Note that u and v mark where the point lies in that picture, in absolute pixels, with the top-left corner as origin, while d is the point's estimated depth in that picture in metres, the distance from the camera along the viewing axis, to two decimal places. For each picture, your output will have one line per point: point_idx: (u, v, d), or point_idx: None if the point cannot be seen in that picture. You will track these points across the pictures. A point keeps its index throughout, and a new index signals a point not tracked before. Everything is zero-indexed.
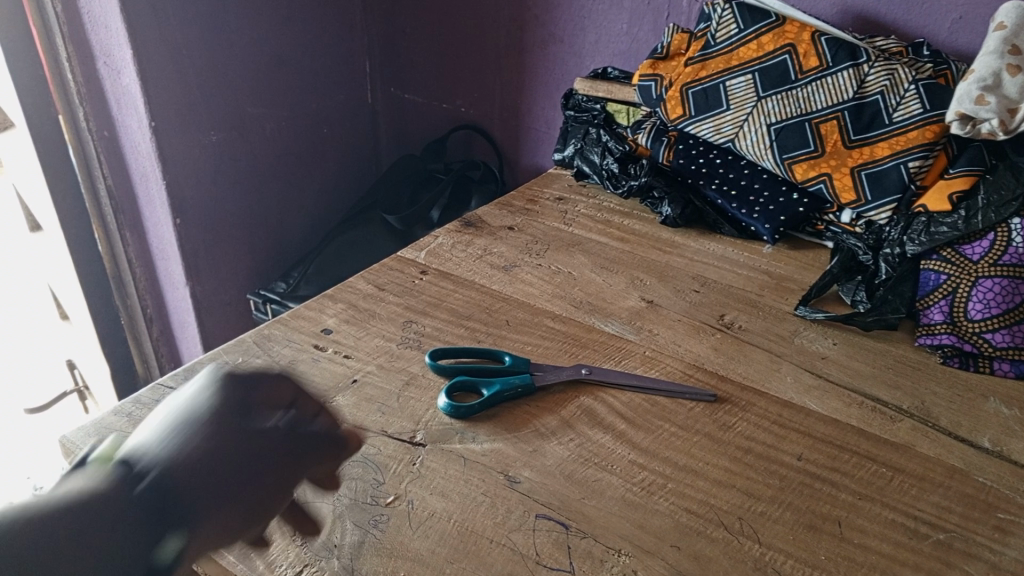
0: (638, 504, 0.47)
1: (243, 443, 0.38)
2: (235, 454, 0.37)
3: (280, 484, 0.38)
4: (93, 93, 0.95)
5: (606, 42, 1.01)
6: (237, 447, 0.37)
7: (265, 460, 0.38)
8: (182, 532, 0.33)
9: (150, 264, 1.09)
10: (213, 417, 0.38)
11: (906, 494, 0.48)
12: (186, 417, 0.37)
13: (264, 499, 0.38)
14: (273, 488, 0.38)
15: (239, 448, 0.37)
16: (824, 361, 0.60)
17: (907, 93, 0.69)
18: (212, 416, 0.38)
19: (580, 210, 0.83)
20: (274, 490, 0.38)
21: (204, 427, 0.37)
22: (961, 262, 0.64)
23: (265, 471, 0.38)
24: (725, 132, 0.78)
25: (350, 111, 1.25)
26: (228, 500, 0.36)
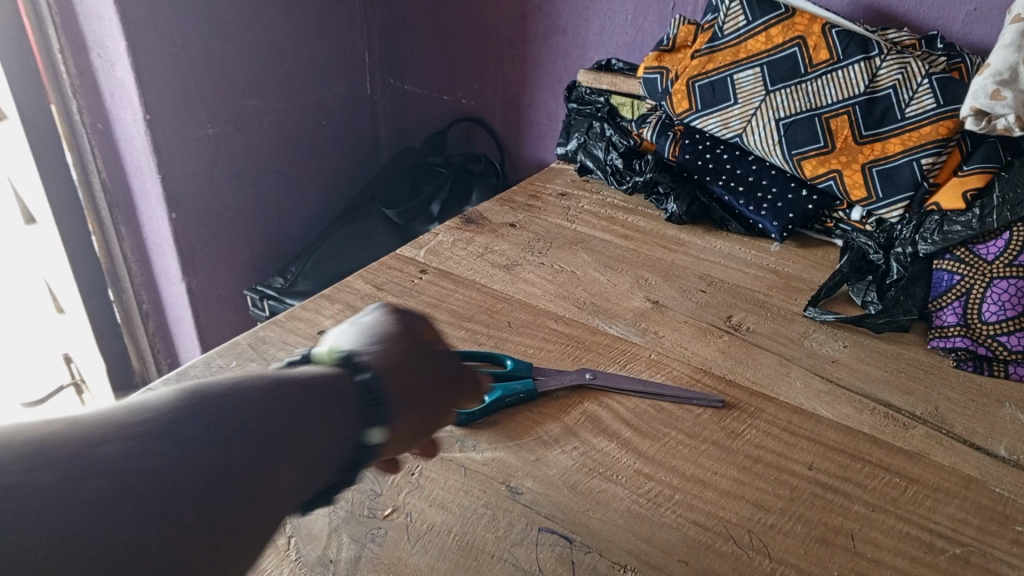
0: (644, 516, 0.45)
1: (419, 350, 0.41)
2: (417, 358, 0.41)
3: (455, 388, 0.42)
4: (86, 86, 0.93)
5: (610, 33, 0.99)
6: (415, 353, 0.41)
7: (444, 366, 0.42)
8: (386, 415, 0.36)
9: (146, 259, 1.07)
10: (392, 331, 0.42)
11: (921, 506, 0.46)
12: (368, 333, 0.42)
13: (443, 395, 0.41)
14: (452, 390, 0.41)
15: (418, 353, 0.41)
16: (835, 365, 0.58)
17: (920, 87, 0.67)
18: (390, 333, 0.42)
19: (583, 206, 0.82)
20: (451, 389, 0.41)
21: (384, 337, 0.41)
22: (975, 262, 0.62)
23: (441, 372, 0.41)
24: (732, 126, 0.76)
25: (350, 102, 1.23)
26: (416, 393, 0.39)
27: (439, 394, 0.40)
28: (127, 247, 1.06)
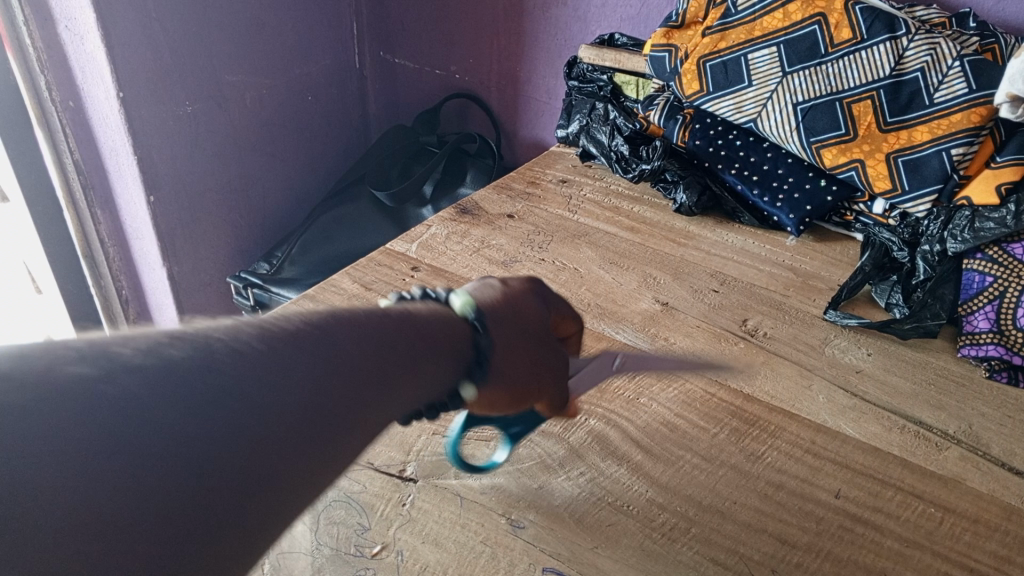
0: (658, 554, 0.41)
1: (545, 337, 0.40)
2: (542, 346, 0.39)
3: (557, 380, 0.40)
4: (55, 61, 0.87)
5: (613, 6, 0.94)
6: (543, 334, 0.39)
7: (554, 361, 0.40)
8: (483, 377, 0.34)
9: (124, 242, 1.02)
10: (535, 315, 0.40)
11: (959, 541, 0.43)
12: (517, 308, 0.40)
13: (544, 378, 0.39)
14: (554, 375, 0.40)
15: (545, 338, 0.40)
16: (859, 377, 0.54)
17: (951, 70, 0.62)
18: (528, 305, 0.40)
19: (586, 194, 0.77)
20: (553, 378, 0.40)
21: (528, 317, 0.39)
22: (1011, 264, 0.58)
23: (553, 359, 0.40)
24: (746, 110, 0.71)
25: (337, 76, 1.17)
26: (520, 371, 0.37)
27: (542, 378, 0.39)
28: (104, 231, 1.01)
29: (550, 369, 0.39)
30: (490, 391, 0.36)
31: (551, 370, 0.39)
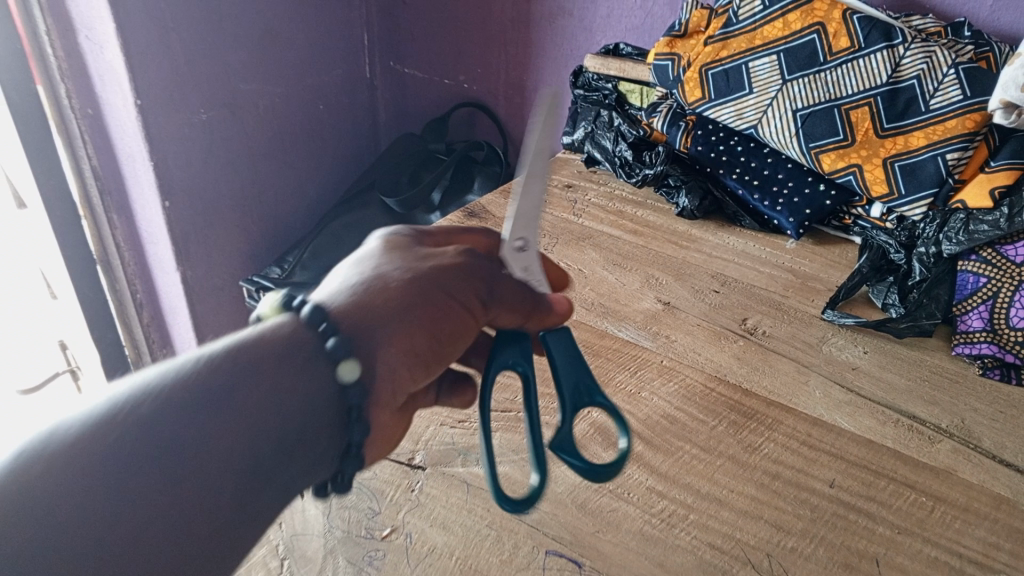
0: (657, 538, 0.43)
1: (414, 258, 0.39)
2: (419, 271, 0.38)
3: (474, 292, 0.39)
4: (75, 70, 0.90)
5: (618, 17, 0.96)
6: (410, 267, 0.38)
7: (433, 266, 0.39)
8: (350, 347, 0.33)
9: (139, 247, 1.05)
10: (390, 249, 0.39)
11: (949, 528, 0.44)
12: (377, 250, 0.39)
13: (448, 298, 0.38)
14: (464, 289, 0.39)
15: (411, 262, 0.38)
16: (855, 373, 0.55)
17: (946, 77, 0.64)
18: (385, 252, 0.39)
19: (590, 199, 0.79)
20: (464, 289, 0.39)
21: (384, 258, 0.39)
22: (1003, 264, 0.59)
23: (441, 276, 0.38)
24: (747, 117, 0.73)
25: (348, 86, 1.19)
26: (408, 313, 0.36)
27: (437, 301, 0.38)
28: (120, 235, 1.03)
29: (449, 288, 0.38)
30: (395, 357, 0.36)
31: (449, 290, 0.38)
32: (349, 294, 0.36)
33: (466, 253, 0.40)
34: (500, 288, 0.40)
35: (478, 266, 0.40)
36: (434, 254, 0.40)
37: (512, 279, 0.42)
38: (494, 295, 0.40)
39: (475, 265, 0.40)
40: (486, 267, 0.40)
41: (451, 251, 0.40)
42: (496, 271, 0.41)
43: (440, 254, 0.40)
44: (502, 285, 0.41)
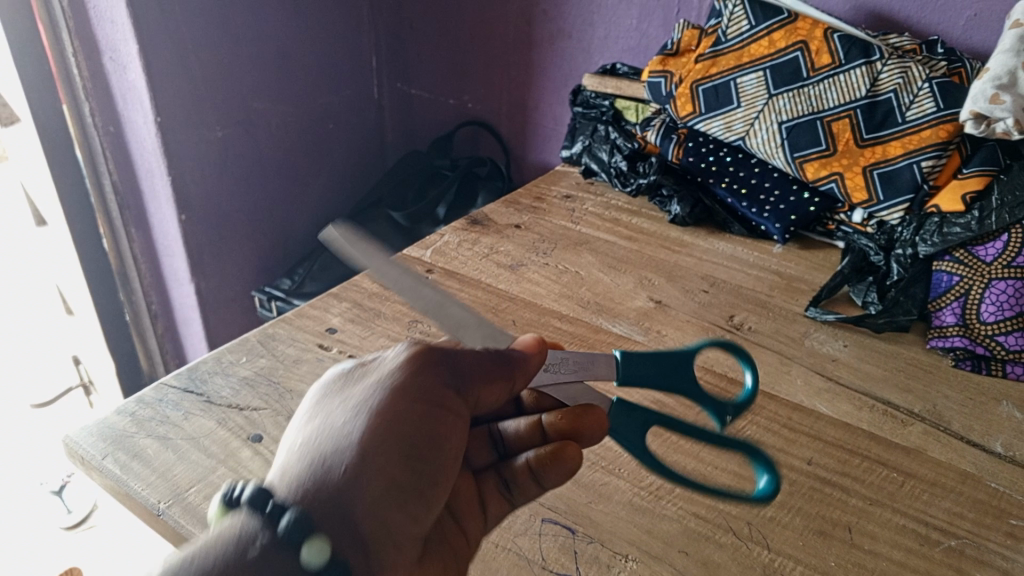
0: (646, 508, 0.46)
1: (355, 386, 0.39)
2: (363, 400, 0.38)
3: (438, 391, 0.39)
4: (98, 89, 0.94)
5: (615, 38, 1.01)
6: (354, 400, 0.38)
7: (378, 385, 0.39)
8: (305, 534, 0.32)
9: (156, 261, 1.08)
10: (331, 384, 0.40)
11: (917, 500, 0.47)
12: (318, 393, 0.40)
13: (411, 412, 0.38)
14: (424, 394, 0.39)
15: (353, 395, 0.38)
16: (835, 364, 0.59)
17: (921, 91, 0.68)
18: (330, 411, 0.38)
19: (588, 208, 0.83)
20: (424, 393, 0.39)
21: (329, 396, 0.39)
22: (974, 263, 0.63)
23: (392, 390, 0.38)
24: (735, 129, 0.77)
25: (357, 106, 1.24)
26: (373, 445, 0.36)
27: (395, 420, 0.37)
28: (137, 249, 1.07)
29: (404, 402, 0.38)
30: (387, 516, 0.36)
31: (405, 401, 0.38)
32: (304, 450, 0.36)
33: (411, 351, 0.40)
34: (462, 369, 0.41)
35: (425, 361, 0.40)
36: (372, 370, 0.40)
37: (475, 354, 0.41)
38: (460, 380, 0.40)
39: (421, 363, 0.40)
40: (435, 357, 0.40)
41: (391, 356, 0.40)
42: (447, 354, 0.41)
43: (379, 366, 0.40)
44: (460, 366, 0.41)
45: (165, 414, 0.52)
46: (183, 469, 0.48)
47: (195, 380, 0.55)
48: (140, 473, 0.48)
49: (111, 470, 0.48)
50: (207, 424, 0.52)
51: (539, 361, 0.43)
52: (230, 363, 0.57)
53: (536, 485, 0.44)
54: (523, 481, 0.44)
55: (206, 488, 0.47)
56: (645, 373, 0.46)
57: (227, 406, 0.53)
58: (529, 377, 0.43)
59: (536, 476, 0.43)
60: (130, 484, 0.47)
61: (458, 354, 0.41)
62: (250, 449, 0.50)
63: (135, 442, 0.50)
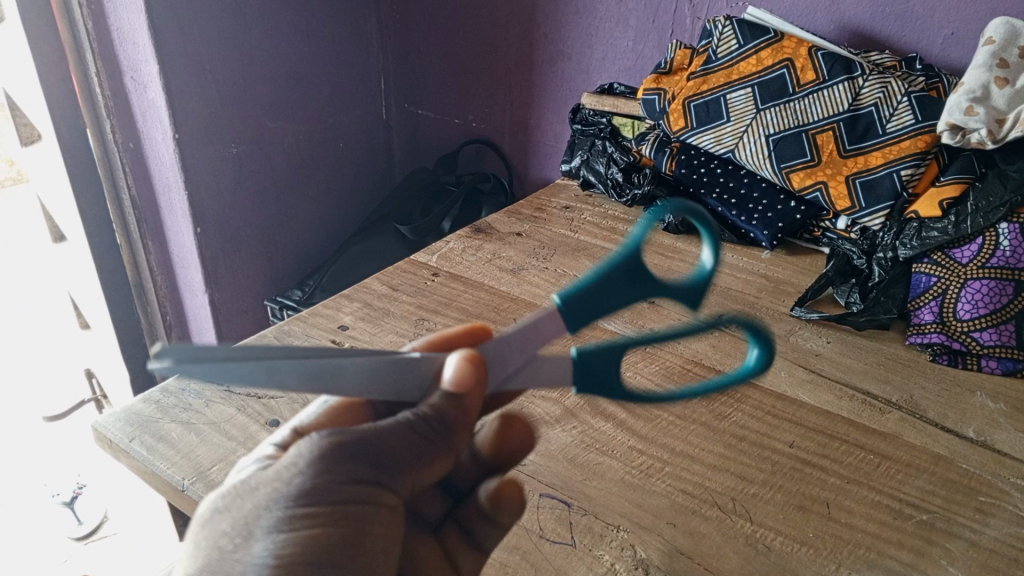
0: (637, 485, 0.50)
1: (248, 500, 0.35)
2: (257, 520, 0.34)
3: (355, 486, 0.35)
4: (119, 107, 0.97)
5: (612, 59, 1.05)
6: (258, 514, 0.34)
7: (271, 498, 0.34)
8: None
9: (171, 272, 1.12)
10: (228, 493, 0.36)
11: (893, 479, 0.50)
12: (213, 512, 0.36)
13: (317, 520, 0.33)
14: (333, 496, 0.34)
15: (247, 513, 0.34)
16: (818, 358, 0.62)
17: (900, 104, 0.72)
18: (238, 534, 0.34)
19: (586, 217, 0.87)
20: (332, 492, 0.34)
21: (221, 516, 0.35)
22: (951, 265, 0.67)
23: (292, 501, 0.33)
24: (725, 142, 0.81)
25: (366, 125, 1.29)
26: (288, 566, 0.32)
27: (296, 538, 0.33)
28: (153, 260, 1.11)
29: (307, 511, 0.33)
30: None
31: (308, 510, 0.33)
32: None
33: (318, 444, 0.35)
34: (383, 454, 0.36)
35: (331, 456, 0.34)
36: (265, 479, 0.35)
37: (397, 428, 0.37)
38: (381, 465, 0.36)
39: (325, 461, 0.34)
40: (345, 449, 0.35)
41: (298, 455, 0.35)
42: (360, 439, 0.36)
43: (273, 474, 0.35)
44: (374, 448, 0.36)
45: (188, 402, 0.56)
46: (205, 450, 0.52)
47: None
48: (165, 453, 0.51)
49: (138, 452, 0.51)
50: (227, 410, 0.55)
51: (480, 387, 0.39)
52: None
53: (495, 524, 0.41)
54: (480, 523, 0.42)
55: (228, 466, 0.50)
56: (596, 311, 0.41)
57: (246, 395, 0.57)
58: (472, 413, 0.39)
59: (491, 516, 0.41)
60: (156, 463, 0.50)
61: (373, 437, 0.36)
62: (268, 431, 0.53)
63: (159, 426, 0.54)
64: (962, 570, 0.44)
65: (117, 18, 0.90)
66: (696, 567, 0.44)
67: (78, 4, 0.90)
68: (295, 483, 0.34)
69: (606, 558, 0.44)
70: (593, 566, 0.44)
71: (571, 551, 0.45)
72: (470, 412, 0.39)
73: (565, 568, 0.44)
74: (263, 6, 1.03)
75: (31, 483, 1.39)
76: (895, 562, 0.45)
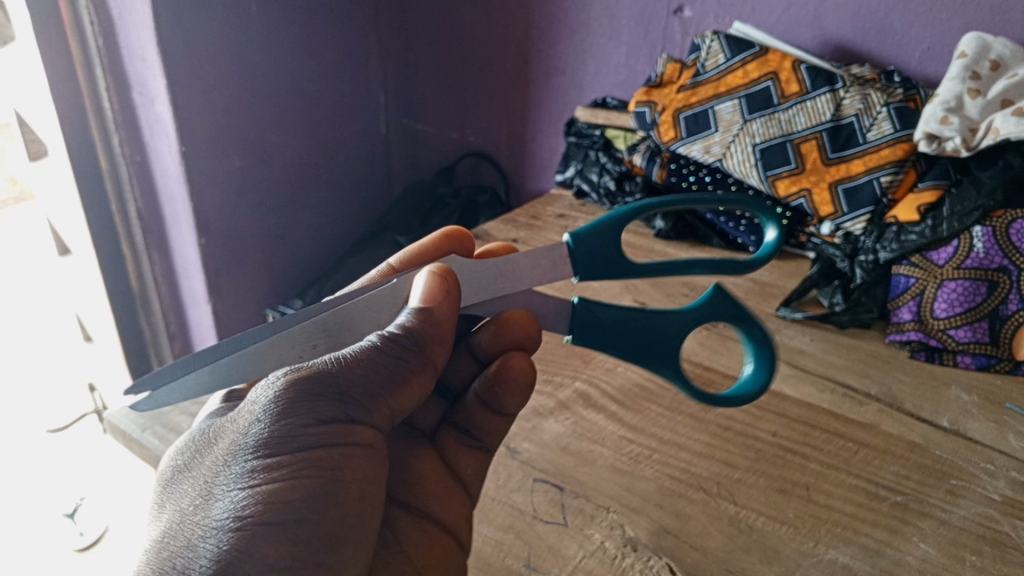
0: (626, 470, 0.52)
1: (197, 384, 0.44)
2: (217, 474, 0.38)
3: (324, 430, 0.38)
4: (127, 121, 1.01)
5: (605, 74, 1.09)
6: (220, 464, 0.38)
7: (215, 367, 0.44)
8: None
9: (174, 283, 1.15)
10: (179, 370, 0.45)
11: (870, 464, 0.53)
12: (177, 473, 0.41)
13: (277, 474, 0.37)
14: (291, 446, 0.37)
15: (213, 466, 0.38)
16: (802, 355, 0.65)
17: (879, 114, 0.75)
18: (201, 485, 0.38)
19: (579, 225, 0.90)
20: (294, 440, 0.37)
21: (189, 475, 0.39)
22: (928, 267, 0.69)
23: (250, 451, 0.37)
24: (714, 152, 0.84)
25: (365, 140, 1.32)
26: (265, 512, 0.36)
27: (262, 492, 0.36)
28: (157, 271, 1.13)
29: (270, 464, 0.37)
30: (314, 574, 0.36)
31: (270, 463, 0.37)
32: (151, 558, 0.36)
33: (280, 387, 0.38)
34: (345, 385, 0.39)
35: (290, 397, 0.38)
36: (227, 433, 0.39)
37: (361, 360, 0.40)
38: (343, 399, 0.39)
39: (285, 405, 0.37)
40: (306, 387, 0.38)
41: (257, 402, 0.38)
42: (319, 374, 0.39)
43: (235, 423, 0.39)
44: (343, 382, 0.39)
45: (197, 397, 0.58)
46: None
47: None
48: (176, 443, 0.54)
49: (151, 443, 0.54)
50: None
51: (447, 299, 0.43)
52: None
53: (500, 416, 0.51)
54: (487, 417, 0.51)
55: None
56: (600, 271, 0.48)
57: None
58: (445, 330, 0.44)
59: (497, 408, 0.51)
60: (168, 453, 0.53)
61: (332, 368, 0.39)
62: None
63: (170, 418, 0.56)
64: (933, 546, 0.46)
65: (127, 35, 0.94)
66: (682, 545, 0.46)
67: (91, 22, 0.93)
68: (260, 433, 0.37)
69: (596, 536, 0.47)
70: (584, 544, 0.46)
71: (564, 530, 0.47)
72: (443, 323, 0.43)
73: (557, 546, 0.46)
74: (266, 23, 1.06)
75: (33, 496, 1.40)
76: (870, 539, 0.47)
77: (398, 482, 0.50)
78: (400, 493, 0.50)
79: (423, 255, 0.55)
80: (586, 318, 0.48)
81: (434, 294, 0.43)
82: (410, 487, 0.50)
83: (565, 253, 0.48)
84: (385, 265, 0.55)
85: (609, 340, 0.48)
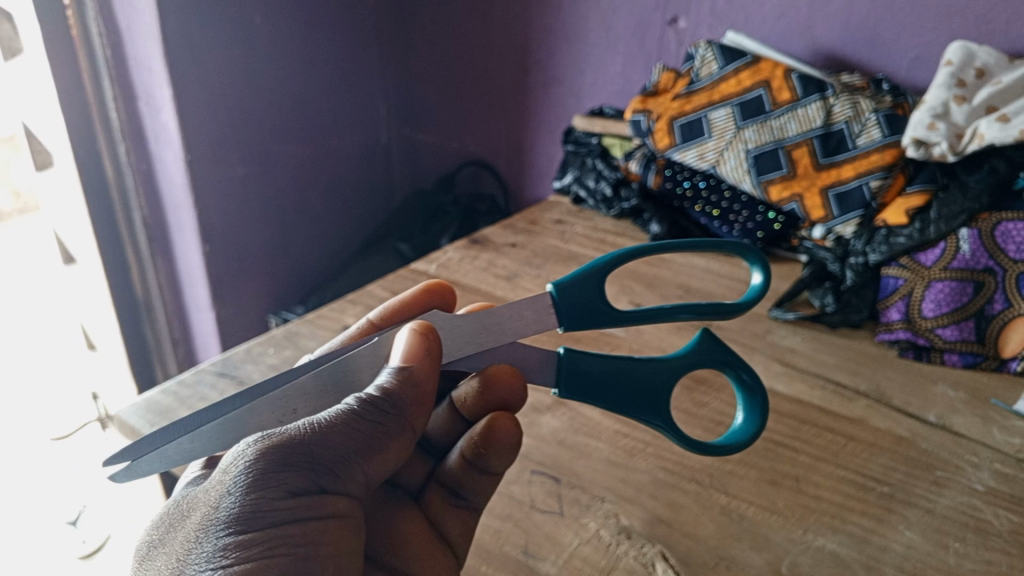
0: (621, 463, 0.54)
1: (176, 454, 0.42)
2: (188, 555, 0.35)
3: (297, 499, 0.36)
4: (134, 131, 1.02)
5: (602, 84, 1.11)
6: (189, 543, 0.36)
7: (195, 434, 0.42)
8: None
9: (178, 289, 1.16)
10: (155, 441, 0.42)
11: (858, 456, 0.54)
12: (148, 550, 0.38)
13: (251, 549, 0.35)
14: (264, 519, 0.36)
15: (181, 545, 0.36)
16: (793, 353, 0.67)
17: (869, 121, 0.77)
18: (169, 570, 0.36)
19: (577, 230, 0.92)
20: (267, 513, 0.36)
21: (157, 554, 0.37)
22: (916, 268, 0.71)
23: (221, 526, 0.36)
24: (707, 158, 0.86)
25: (366, 151, 1.34)
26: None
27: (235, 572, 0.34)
28: (161, 278, 1.14)
29: (244, 538, 0.35)
30: None
31: (241, 538, 0.35)
32: None
33: (248, 456, 0.37)
34: (319, 453, 0.38)
35: (260, 467, 0.36)
36: (197, 507, 0.37)
37: (337, 426, 0.39)
38: (316, 466, 0.37)
39: (255, 476, 0.36)
40: (276, 455, 0.37)
41: (227, 474, 0.37)
42: (291, 442, 0.37)
43: (206, 495, 0.37)
44: (317, 450, 0.38)
45: (203, 394, 0.60)
46: None
47: (229, 366, 0.63)
48: None
49: None
50: None
51: (427, 360, 0.43)
52: (259, 353, 0.65)
53: (488, 475, 0.47)
54: (467, 474, 0.48)
55: None
56: (587, 320, 0.48)
57: None
58: (426, 397, 0.43)
59: (482, 466, 0.47)
60: None
61: (305, 433, 0.38)
62: None
63: (178, 414, 0.57)
64: (918, 534, 0.48)
65: (134, 46, 0.96)
66: (675, 533, 0.48)
67: (99, 34, 0.95)
68: (230, 508, 0.36)
69: (591, 525, 0.48)
70: (580, 532, 0.48)
71: (560, 519, 0.49)
72: (424, 382, 0.43)
73: (554, 534, 0.48)
74: (270, 35, 1.08)
75: (34, 502, 1.41)
76: (858, 528, 0.48)
77: (378, 543, 0.46)
78: (382, 556, 0.46)
79: (405, 310, 0.56)
80: (571, 373, 0.48)
81: (413, 354, 0.43)
82: (390, 547, 0.46)
83: (548, 303, 0.47)
84: (366, 320, 0.55)
85: (597, 393, 0.48)
